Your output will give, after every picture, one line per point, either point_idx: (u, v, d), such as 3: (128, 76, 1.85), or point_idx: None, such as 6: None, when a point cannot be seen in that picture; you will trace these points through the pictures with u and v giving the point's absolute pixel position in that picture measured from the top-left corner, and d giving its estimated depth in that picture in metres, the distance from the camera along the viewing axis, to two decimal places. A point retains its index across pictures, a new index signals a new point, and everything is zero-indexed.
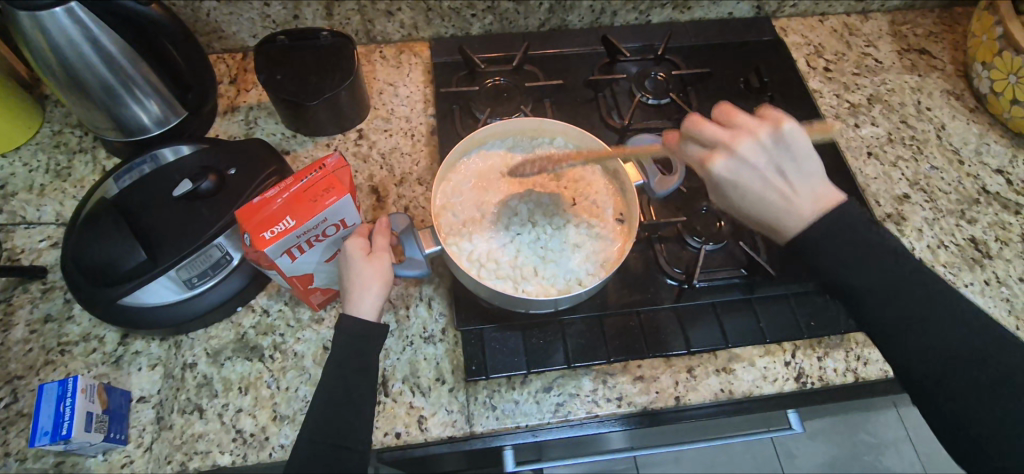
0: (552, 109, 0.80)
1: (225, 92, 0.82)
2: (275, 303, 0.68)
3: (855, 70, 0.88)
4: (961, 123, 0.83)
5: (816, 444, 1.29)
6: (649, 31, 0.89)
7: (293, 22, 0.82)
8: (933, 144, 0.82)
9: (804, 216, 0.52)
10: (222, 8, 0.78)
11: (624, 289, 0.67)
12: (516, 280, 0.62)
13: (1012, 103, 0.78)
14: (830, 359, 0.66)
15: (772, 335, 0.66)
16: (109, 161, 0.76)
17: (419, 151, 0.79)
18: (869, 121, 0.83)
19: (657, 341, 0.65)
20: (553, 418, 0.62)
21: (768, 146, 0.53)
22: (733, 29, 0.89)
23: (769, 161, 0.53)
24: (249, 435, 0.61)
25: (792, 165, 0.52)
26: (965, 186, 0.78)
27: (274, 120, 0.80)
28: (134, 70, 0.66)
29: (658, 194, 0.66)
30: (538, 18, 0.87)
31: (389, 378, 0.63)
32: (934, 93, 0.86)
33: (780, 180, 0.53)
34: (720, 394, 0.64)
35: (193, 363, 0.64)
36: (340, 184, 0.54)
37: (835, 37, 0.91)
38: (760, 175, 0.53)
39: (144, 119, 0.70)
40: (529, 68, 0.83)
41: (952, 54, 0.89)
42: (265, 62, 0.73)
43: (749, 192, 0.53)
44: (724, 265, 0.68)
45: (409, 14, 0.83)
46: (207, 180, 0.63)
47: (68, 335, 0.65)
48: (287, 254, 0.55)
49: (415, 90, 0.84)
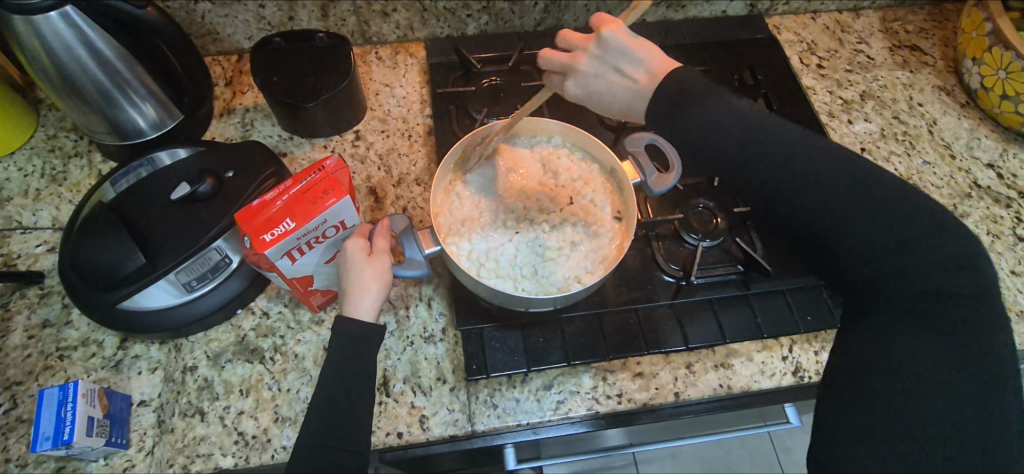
0: (548, 108, 0.81)
1: (221, 94, 0.82)
2: (274, 306, 0.68)
3: (847, 67, 0.88)
4: (952, 118, 0.84)
5: (812, 438, 1.30)
6: (644, 30, 0.89)
7: (289, 24, 0.82)
8: (925, 139, 0.83)
9: (649, 96, 0.53)
10: (217, 10, 0.78)
11: (622, 287, 0.67)
12: (515, 279, 0.62)
13: (1002, 98, 0.79)
14: (827, 353, 0.67)
15: (769, 330, 0.66)
16: (105, 165, 0.76)
17: (416, 152, 0.79)
18: (862, 117, 0.84)
19: (656, 338, 0.65)
20: (553, 416, 0.63)
21: (604, 50, 0.56)
22: (727, 27, 0.90)
23: (605, 62, 0.56)
24: (251, 437, 0.61)
25: (624, 60, 0.55)
26: (957, 180, 0.79)
27: (271, 122, 0.80)
28: (130, 73, 0.65)
29: (655, 193, 0.63)
30: (533, 18, 0.88)
31: (390, 379, 0.63)
32: (926, 89, 0.87)
33: (621, 76, 0.55)
34: (719, 389, 0.65)
35: (194, 366, 0.64)
36: (339, 186, 0.54)
37: (828, 34, 0.92)
38: (605, 75, 0.56)
39: (140, 122, 0.70)
40: (525, 68, 0.83)
41: (942, 50, 0.90)
42: (261, 64, 0.73)
43: (605, 96, 0.56)
44: (721, 262, 0.69)
45: (404, 14, 0.83)
46: (205, 183, 0.62)
47: (67, 339, 0.65)
48: (287, 256, 0.55)
49: (412, 91, 0.84)
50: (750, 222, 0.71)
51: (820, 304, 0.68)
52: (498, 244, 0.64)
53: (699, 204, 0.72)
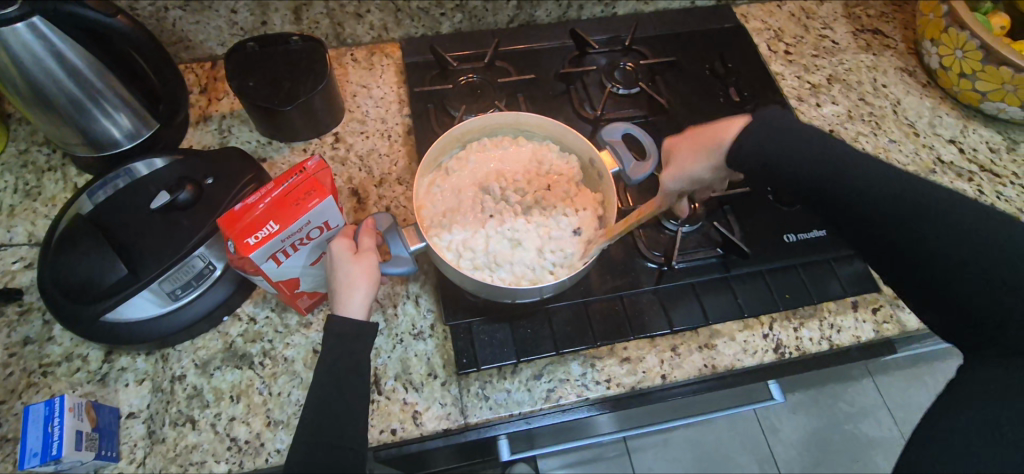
0: (526, 103, 0.82)
1: (196, 102, 0.81)
2: (261, 311, 0.68)
3: (814, 52, 0.91)
4: (915, 98, 0.87)
5: (797, 417, 1.34)
6: (615, 24, 0.91)
7: (262, 29, 0.82)
8: (890, 119, 0.86)
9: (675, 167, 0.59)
10: (188, 17, 0.77)
11: (606, 275, 0.69)
12: (500, 272, 0.63)
13: (961, 76, 0.82)
14: (806, 329, 0.69)
15: (750, 310, 0.68)
16: (80, 178, 0.75)
17: (396, 152, 0.80)
18: (830, 100, 0.87)
19: (641, 324, 0.67)
20: (545, 405, 0.64)
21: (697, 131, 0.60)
22: (696, 18, 0.92)
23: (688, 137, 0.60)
24: (244, 442, 0.61)
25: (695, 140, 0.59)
26: (922, 157, 0.82)
27: (248, 128, 0.80)
28: (103, 83, 0.65)
29: (634, 181, 0.65)
30: (506, 15, 0.89)
31: (381, 377, 0.64)
32: (889, 71, 0.90)
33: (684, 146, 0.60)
34: (704, 370, 0.67)
35: (182, 375, 0.64)
36: (322, 186, 0.55)
37: (793, 21, 0.94)
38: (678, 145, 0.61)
39: (114, 133, 0.69)
40: (500, 64, 0.84)
41: (902, 32, 0.94)
42: (235, 69, 0.73)
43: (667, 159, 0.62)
44: (700, 246, 0.71)
45: (378, 15, 0.84)
46: (185, 191, 0.62)
47: (49, 355, 0.64)
48: (273, 259, 0.55)
49: (389, 91, 0.85)
50: (727, 205, 0.73)
51: (798, 282, 0.70)
52: (479, 232, 0.64)
53: None
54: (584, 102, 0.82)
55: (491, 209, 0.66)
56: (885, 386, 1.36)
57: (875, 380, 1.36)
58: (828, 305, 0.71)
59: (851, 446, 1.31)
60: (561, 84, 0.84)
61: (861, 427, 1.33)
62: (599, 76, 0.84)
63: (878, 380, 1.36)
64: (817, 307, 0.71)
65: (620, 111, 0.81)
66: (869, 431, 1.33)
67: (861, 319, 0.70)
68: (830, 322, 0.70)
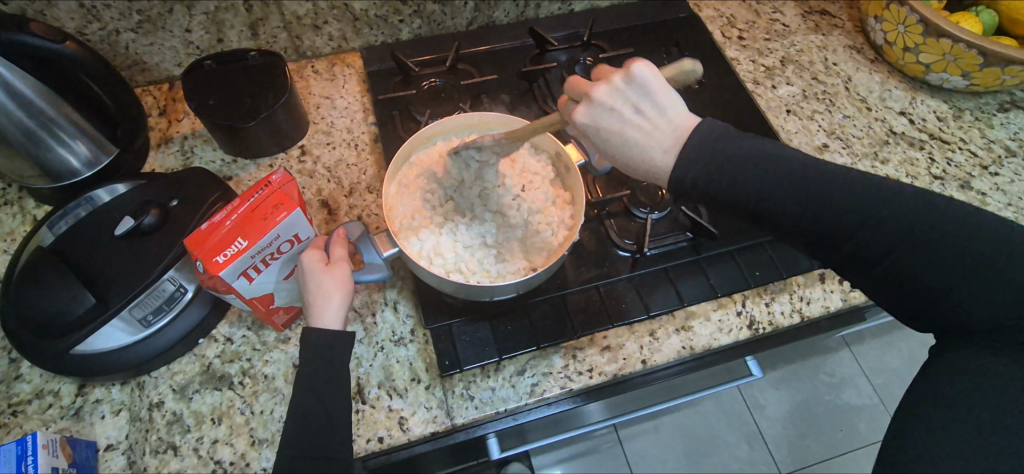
0: (490, 104, 0.82)
1: (156, 124, 0.80)
2: (237, 331, 0.67)
3: (766, 36, 0.94)
4: (864, 73, 0.91)
5: (780, 392, 1.37)
6: (572, 20, 0.92)
7: (218, 47, 0.81)
8: (843, 96, 0.89)
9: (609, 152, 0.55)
10: (141, 39, 0.76)
11: (580, 267, 0.70)
12: (475, 274, 0.64)
13: (905, 50, 0.85)
14: (777, 303, 0.71)
15: (723, 289, 0.70)
16: (39, 210, 0.73)
17: (364, 160, 0.79)
18: (785, 81, 0.89)
19: (618, 311, 0.68)
20: (530, 399, 0.64)
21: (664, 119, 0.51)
22: (651, 9, 0.94)
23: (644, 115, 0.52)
24: (229, 464, 0.60)
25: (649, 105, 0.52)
26: (875, 130, 0.85)
27: (211, 147, 0.79)
28: (55, 111, 0.63)
29: (600, 171, 0.70)
30: (465, 17, 0.89)
31: (364, 386, 0.63)
32: (838, 50, 0.93)
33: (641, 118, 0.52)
34: (683, 351, 0.68)
35: (160, 402, 0.63)
36: (289, 200, 0.54)
37: (745, 7, 0.97)
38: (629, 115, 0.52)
39: (72, 162, 0.68)
40: (462, 67, 0.85)
41: (849, 12, 0.97)
42: (192, 88, 0.72)
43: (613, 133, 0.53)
44: (670, 231, 0.72)
45: (336, 26, 0.84)
46: (149, 215, 0.61)
47: (19, 394, 0.62)
48: (244, 276, 0.55)
49: (353, 101, 0.84)
50: None
51: (766, 259, 0.72)
52: (453, 234, 0.66)
53: (645, 179, 0.74)
54: (548, 98, 0.83)
55: (461, 201, 0.67)
56: (862, 354, 1.41)
57: (851, 349, 1.41)
58: (797, 278, 0.73)
59: (834, 416, 1.35)
60: (523, 82, 0.85)
61: (841, 396, 1.37)
62: (561, 73, 0.85)
63: (854, 349, 1.40)
64: (787, 281, 0.73)
65: None
66: (850, 399, 1.36)
67: (829, 289, 0.73)
68: (800, 295, 0.72)
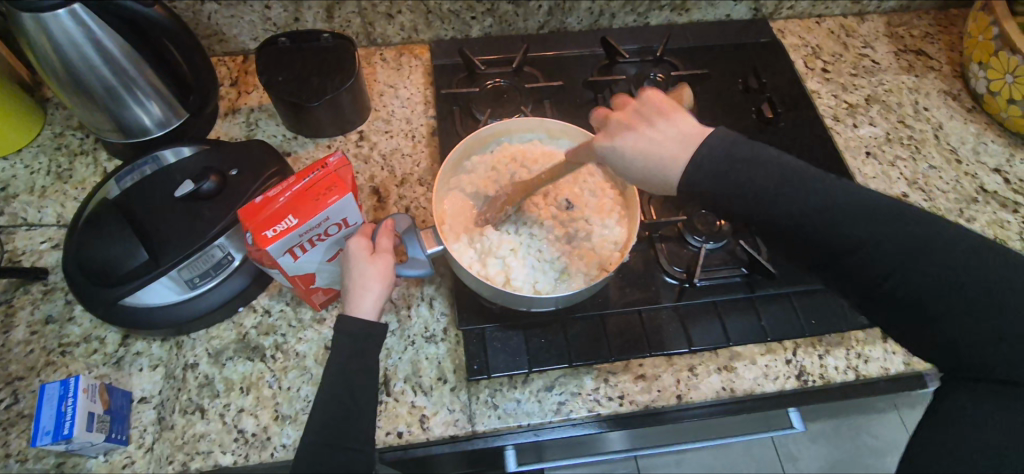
0: (551, 110, 0.81)
1: (226, 94, 0.82)
2: (276, 304, 0.68)
3: (852, 71, 0.88)
4: (958, 123, 0.84)
5: (816, 447, 1.29)
6: (647, 34, 0.89)
7: (294, 25, 0.83)
8: (931, 144, 0.82)
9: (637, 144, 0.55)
10: (223, 10, 0.79)
11: (625, 288, 0.67)
12: (529, 281, 0.63)
13: (1009, 102, 0.79)
14: (832, 357, 0.67)
15: (773, 334, 0.66)
16: (110, 163, 0.76)
17: (419, 152, 0.79)
18: (867, 121, 0.84)
19: (658, 341, 0.65)
20: (555, 417, 0.62)
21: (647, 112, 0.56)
22: (731, 31, 0.90)
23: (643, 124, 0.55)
24: (251, 435, 0.61)
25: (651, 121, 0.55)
26: (963, 185, 0.79)
27: (275, 122, 0.81)
28: (135, 70, 0.66)
29: (658, 191, 0.66)
30: (537, 20, 0.88)
31: (390, 378, 0.63)
32: (931, 94, 0.86)
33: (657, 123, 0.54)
34: (722, 392, 0.64)
35: (195, 363, 0.64)
36: (342, 183, 0.54)
37: (832, 39, 0.91)
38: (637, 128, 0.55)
39: (145, 121, 0.71)
40: (528, 70, 0.84)
41: (948, 54, 0.90)
42: (264, 63, 0.73)
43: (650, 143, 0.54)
44: (724, 264, 0.69)
45: (409, 16, 0.84)
46: (209, 181, 0.62)
47: (69, 336, 0.65)
48: (290, 253, 0.55)
49: (415, 92, 0.84)
50: (754, 224, 0.71)
51: (824, 308, 0.68)
52: (520, 231, 0.66)
53: (704, 206, 0.71)
54: None
55: (558, 194, 0.68)
56: (911, 419, 1.31)
57: (901, 413, 1.31)
58: (856, 334, 0.68)
59: None
60: (588, 92, 0.83)
61: (884, 462, 1.27)
62: (628, 87, 0.83)
63: (904, 413, 1.31)
64: (845, 335, 0.68)
65: None
66: (893, 466, 1.27)
67: (890, 350, 0.68)
68: (857, 352, 0.67)
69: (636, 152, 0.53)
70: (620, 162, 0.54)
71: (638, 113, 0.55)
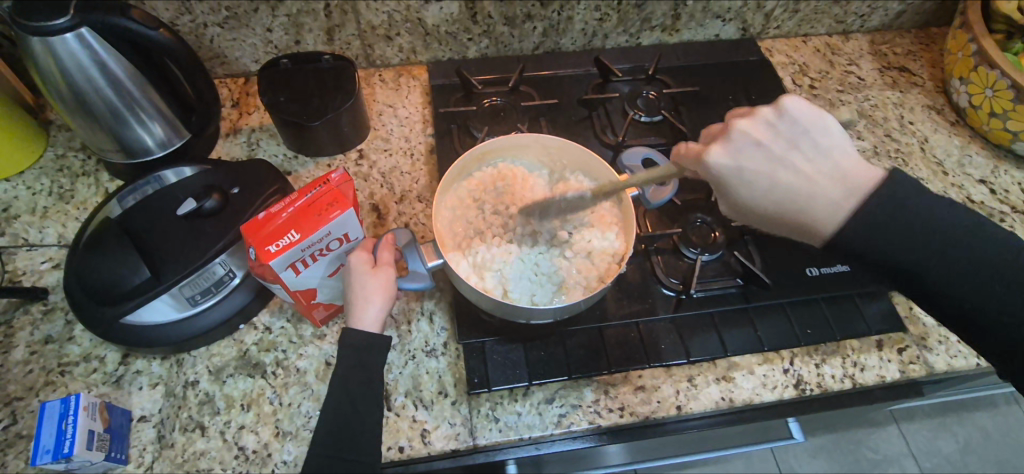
0: (547, 127, 0.82)
1: (227, 115, 0.84)
2: (277, 321, 0.68)
3: (839, 87, 0.91)
4: (943, 136, 0.86)
5: (818, 463, 1.28)
6: (639, 54, 0.92)
7: (295, 48, 0.85)
8: (917, 157, 0.84)
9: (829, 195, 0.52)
10: (226, 34, 0.81)
11: (623, 300, 0.68)
12: (528, 294, 0.64)
13: (990, 115, 0.81)
14: (828, 366, 0.68)
15: (770, 343, 0.67)
16: (112, 183, 0.77)
17: (418, 170, 0.81)
18: (855, 135, 0.86)
19: (657, 353, 0.65)
20: (556, 430, 0.62)
21: (772, 125, 0.53)
22: (721, 50, 0.93)
23: (777, 137, 0.53)
24: (252, 452, 0.61)
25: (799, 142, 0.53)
26: (951, 196, 0.81)
27: (276, 141, 0.82)
28: (140, 92, 0.67)
29: (653, 205, 0.68)
30: (532, 41, 0.90)
31: (391, 393, 0.63)
32: (916, 108, 0.89)
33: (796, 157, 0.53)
34: (721, 402, 0.65)
35: (195, 381, 0.64)
36: (344, 198, 0.55)
37: (819, 56, 0.94)
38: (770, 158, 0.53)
39: (148, 142, 0.72)
40: (524, 89, 0.86)
41: (930, 71, 0.93)
42: (266, 83, 0.75)
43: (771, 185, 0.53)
44: (720, 275, 0.70)
45: (407, 39, 0.86)
46: (211, 199, 0.63)
47: (68, 355, 0.65)
48: (292, 268, 0.56)
49: (414, 111, 0.86)
50: (748, 235, 0.73)
51: (819, 317, 0.69)
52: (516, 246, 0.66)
53: (696, 219, 0.73)
54: (606, 128, 0.83)
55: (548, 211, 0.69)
56: (911, 434, 1.31)
57: (900, 427, 1.31)
58: (851, 343, 0.69)
59: None
60: (583, 109, 0.85)
61: None
62: (621, 104, 0.85)
63: (904, 427, 1.31)
64: (840, 344, 0.69)
65: (641, 139, 0.81)
66: None
67: (886, 358, 0.69)
68: (854, 360, 0.68)
69: (773, 183, 0.53)
70: (753, 189, 0.54)
71: (768, 127, 0.53)
